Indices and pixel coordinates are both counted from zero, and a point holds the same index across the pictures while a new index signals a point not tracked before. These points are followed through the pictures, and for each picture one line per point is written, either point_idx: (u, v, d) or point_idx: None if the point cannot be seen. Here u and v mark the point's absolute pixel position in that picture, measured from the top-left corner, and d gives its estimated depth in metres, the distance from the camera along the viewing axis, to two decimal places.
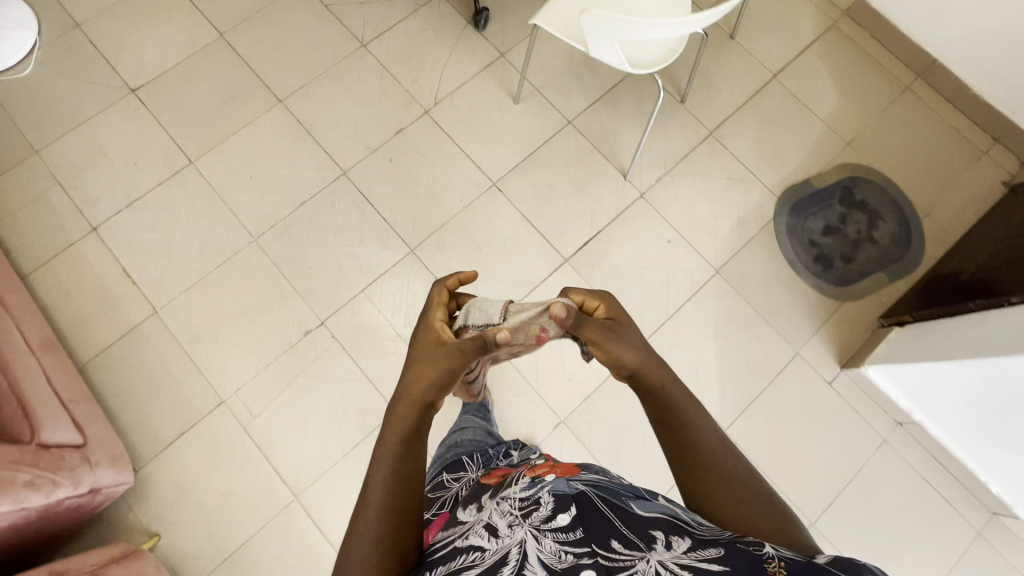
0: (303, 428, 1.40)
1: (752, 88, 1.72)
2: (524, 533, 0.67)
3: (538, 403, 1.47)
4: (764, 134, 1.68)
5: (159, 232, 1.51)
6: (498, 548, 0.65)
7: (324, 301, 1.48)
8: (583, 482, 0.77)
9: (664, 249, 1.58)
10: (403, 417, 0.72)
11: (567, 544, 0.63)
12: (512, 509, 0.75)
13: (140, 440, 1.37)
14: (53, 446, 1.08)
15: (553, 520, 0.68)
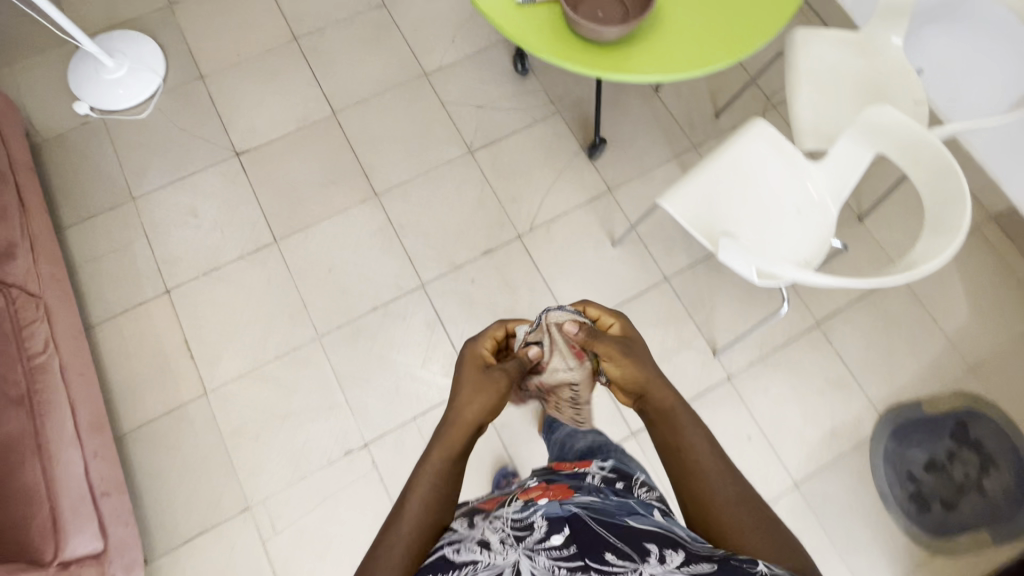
0: (322, 557, 1.32)
1: (873, 282, 1.56)
2: (518, 554, 0.65)
3: None
4: (875, 338, 1.52)
5: (229, 308, 1.48)
6: (494, 564, 0.64)
7: (372, 421, 1.41)
8: (576, 504, 0.77)
9: (742, 445, 1.43)
10: (451, 439, 0.82)
11: (561, 560, 0.64)
12: (506, 526, 0.73)
13: (160, 529, 1.32)
14: (72, 563, 1.06)
15: (546, 540, 0.68)
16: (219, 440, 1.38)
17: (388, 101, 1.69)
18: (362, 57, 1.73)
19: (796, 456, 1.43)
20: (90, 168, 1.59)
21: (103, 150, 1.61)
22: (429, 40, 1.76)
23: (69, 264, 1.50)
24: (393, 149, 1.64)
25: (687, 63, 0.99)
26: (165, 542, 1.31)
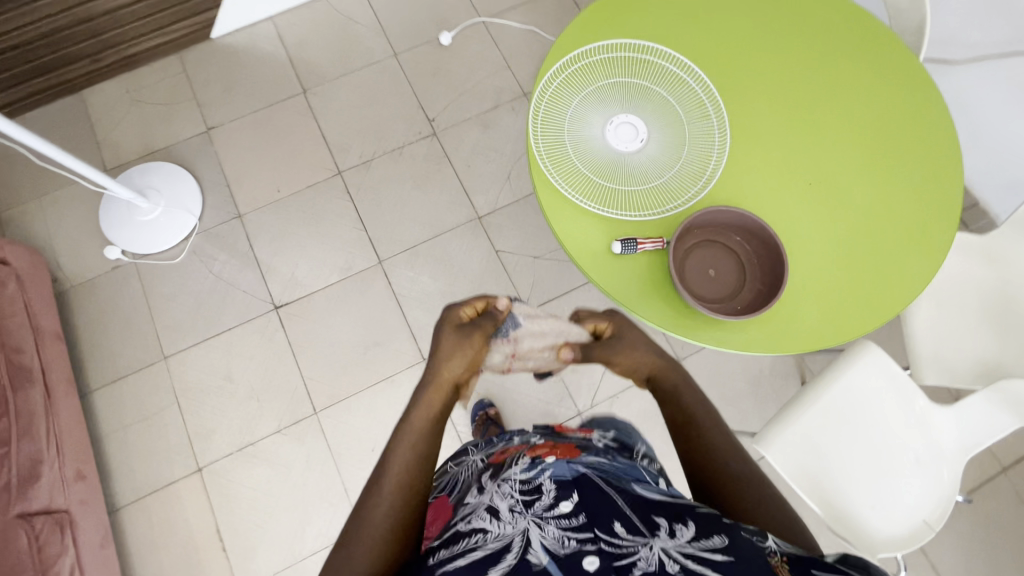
0: None
1: (972, 478, 1.40)
2: (528, 524, 0.76)
3: None
4: (974, 545, 1.37)
5: (264, 491, 1.37)
6: (502, 536, 0.74)
7: None
8: (583, 464, 0.88)
9: None
10: (432, 403, 0.90)
11: (571, 530, 0.73)
12: (517, 491, 0.83)
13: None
14: None
15: (556, 507, 0.78)
16: None
17: (439, 248, 1.58)
18: (410, 196, 1.62)
19: None
20: (119, 320, 1.49)
21: (133, 299, 1.50)
22: (482, 177, 1.64)
23: (96, 436, 1.39)
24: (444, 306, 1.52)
25: (802, 345, 0.87)
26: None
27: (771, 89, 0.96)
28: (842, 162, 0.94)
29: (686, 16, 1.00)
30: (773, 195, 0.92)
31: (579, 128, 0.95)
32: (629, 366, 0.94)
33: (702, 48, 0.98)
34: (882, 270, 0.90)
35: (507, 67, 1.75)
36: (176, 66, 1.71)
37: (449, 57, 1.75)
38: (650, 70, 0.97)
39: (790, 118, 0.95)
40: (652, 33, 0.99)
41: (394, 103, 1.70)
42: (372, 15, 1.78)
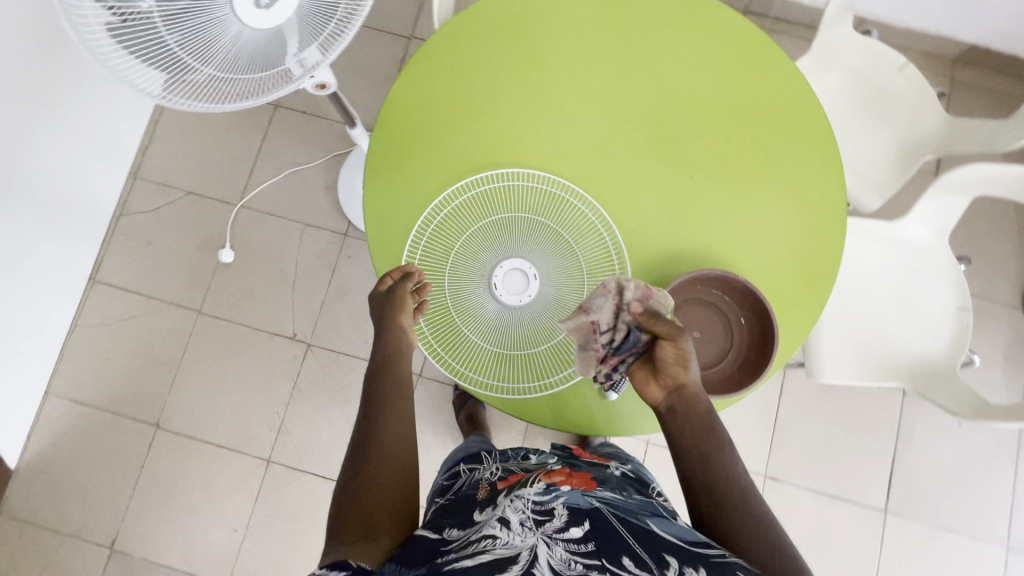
0: None
1: None
2: (537, 539, 0.61)
3: None
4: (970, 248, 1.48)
5: None
6: (512, 545, 0.59)
7: None
8: (599, 499, 0.71)
9: (962, 435, 1.42)
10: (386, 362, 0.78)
11: (579, 555, 0.59)
12: (530, 506, 0.67)
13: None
14: None
15: (566, 531, 0.63)
16: None
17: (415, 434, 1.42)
18: (347, 419, 1.43)
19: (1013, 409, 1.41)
20: None
21: None
22: None
23: None
24: None
25: (808, 260, 0.87)
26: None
27: (597, 122, 0.88)
28: (679, 110, 0.89)
29: (470, 109, 0.89)
30: (668, 227, 0.86)
31: (463, 302, 0.84)
32: (681, 355, 0.73)
33: (507, 129, 0.88)
34: (793, 145, 0.89)
35: (304, 225, 1.51)
36: (13, 529, 1.38)
37: (248, 266, 1.49)
38: (475, 191, 0.87)
39: (631, 135, 0.88)
40: (452, 151, 0.88)
41: (246, 356, 1.46)
42: (138, 298, 1.48)
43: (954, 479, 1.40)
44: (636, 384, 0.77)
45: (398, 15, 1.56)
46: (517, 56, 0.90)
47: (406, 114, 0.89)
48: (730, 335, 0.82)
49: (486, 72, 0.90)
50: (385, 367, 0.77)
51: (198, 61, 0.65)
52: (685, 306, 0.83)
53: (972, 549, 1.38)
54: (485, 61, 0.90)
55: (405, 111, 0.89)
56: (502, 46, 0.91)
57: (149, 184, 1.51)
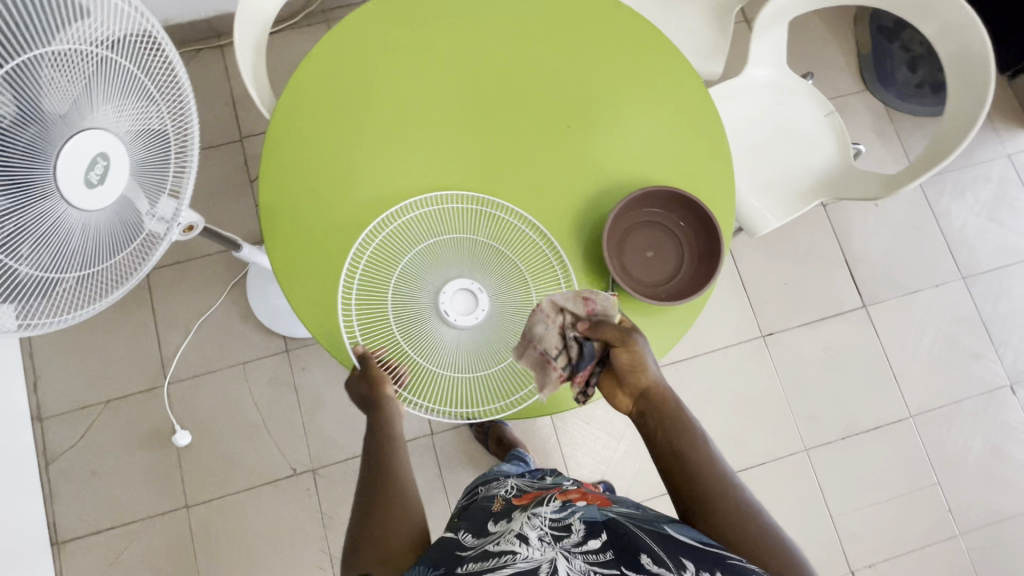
0: None
1: None
2: (557, 552, 0.63)
3: (987, 394, 1.50)
4: (803, 63, 1.65)
5: None
6: (531, 559, 0.62)
7: (831, 558, 1.40)
8: (616, 509, 0.71)
9: (884, 212, 1.58)
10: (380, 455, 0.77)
11: (598, 564, 0.61)
12: (548, 522, 0.68)
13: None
14: None
15: (585, 543, 0.64)
16: None
17: (461, 487, 1.39)
18: None
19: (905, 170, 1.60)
20: None
21: None
22: None
23: None
24: None
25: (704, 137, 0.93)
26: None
27: (467, 113, 0.90)
28: (528, 74, 0.92)
29: (345, 156, 0.88)
30: (575, 176, 0.89)
31: (423, 344, 0.81)
32: (637, 362, 0.74)
33: (389, 157, 0.88)
34: (636, 56, 0.94)
35: (244, 364, 1.42)
36: None
37: (211, 433, 1.38)
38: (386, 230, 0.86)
39: (502, 111, 0.90)
40: (347, 202, 0.87)
41: (259, 519, 1.36)
42: (116, 531, 1.33)
43: (897, 250, 1.57)
44: (606, 392, 0.79)
45: (217, 124, 1.49)
46: (367, 87, 0.90)
47: (287, 188, 0.87)
48: (674, 246, 0.87)
49: (345, 116, 0.89)
50: (381, 434, 0.77)
51: (58, 270, 0.59)
52: (623, 243, 0.87)
53: (941, 295, 1.55)
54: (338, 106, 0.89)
55: (290, 208, 0.86)
56: (348, 84, 0.90)
57: (61, 415, 1.36)
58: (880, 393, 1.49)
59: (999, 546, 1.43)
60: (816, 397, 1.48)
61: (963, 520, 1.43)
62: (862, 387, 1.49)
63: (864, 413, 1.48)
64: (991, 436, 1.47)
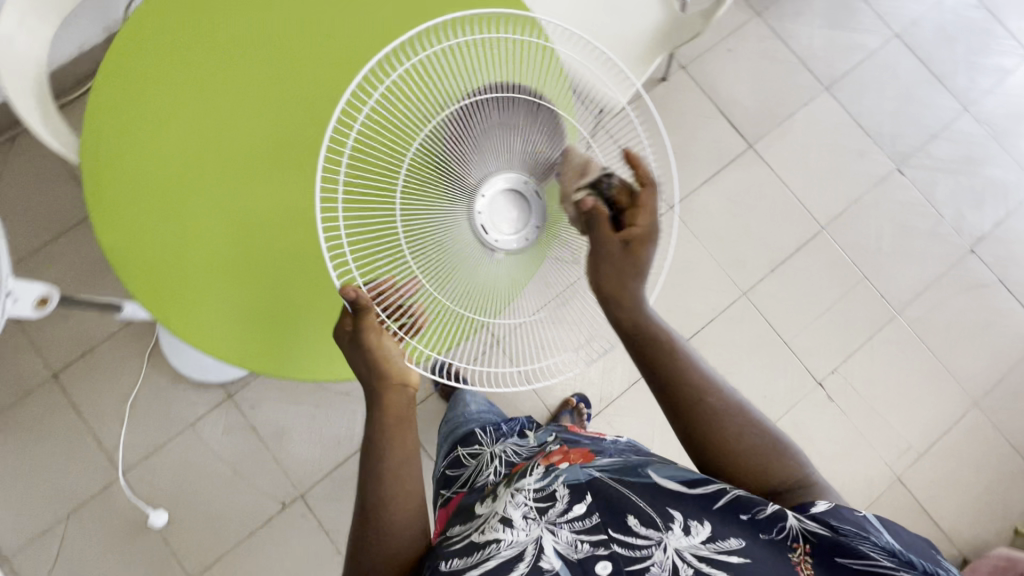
0: (911, 396, 1.50)
1: None
2: (542, 530, 0.60)
3: (881, 184, 1.60)
4: None
5: None
6: (515, 544, 0.59)
7: (797, 378, 1.49)
8: (597, 466, 0.69)
9: (738, 54, 1.63)
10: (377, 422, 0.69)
11: (585, 533, 0.59)
12: (530, 497, 0.65)
13: (948, 552, 1.41)
14: None
15: (568, 512, 0.62)
16: None
17: None
18: None
19: (743, 8, 1.64)
20: None
21: None
22: (354, 422, 1.41)
23: None
24: None
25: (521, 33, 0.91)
26: (956, 542, 1.42)
27: (283, 95, 0.88)
28: (329, 31, 0.89)
29: (178, 189, 0.86)
30: None
31: (452, 267, 0.77)
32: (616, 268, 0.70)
33: (223, 174, 0.87)
34: None
35: (192, 424, 1.37)
36: None
37: (186, 502, 1.34)
38: (253, 241, 0.87)
39: (312, 82, 0.88)
40: (202, 232, 0.86)
41: (266, 561, 1.34)
42: None
43: (762, 83, 1.63)
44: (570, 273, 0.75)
45: (64, 202, 1.40)
46: (168, 114, 0.86)
47: (135, 244, 0.85)
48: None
49: (159, 151, 0.86)
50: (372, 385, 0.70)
51: None
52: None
53: (813, 110, 1.62)
54: (148, 144, 0.86)
55: (143, 241, 0.85)
56: (148, 118, 0.86)
57: (25, 546, 1.30)
58: (789, 218, 1.57)
59: (934, 310, 1.54)
60: (736, 243, 1.55)
61: (897, 301, 1.54)
62: (772, 220, 1.57)
63: (782, 241, 1.56)
64: (894, 219, 1.58)
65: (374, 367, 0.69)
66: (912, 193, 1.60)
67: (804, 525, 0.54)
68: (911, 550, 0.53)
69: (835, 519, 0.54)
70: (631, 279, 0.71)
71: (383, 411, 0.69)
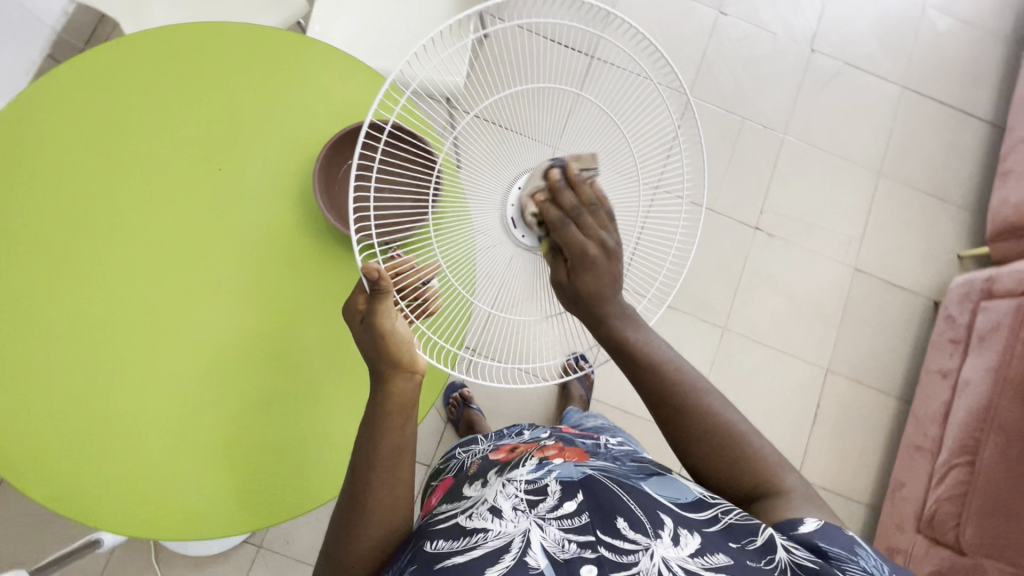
0: (831, 196, 1.61)
1: None
2: (530, 523, 0.59)
3: (715, 31, 1.66)
4: None
5: (761, 401, 1.49)
6: (504, 535, 0.58)
7: (738, 235, 1.57)
8: (592, 466, 0.68)
9: None
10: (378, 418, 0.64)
11: (573, 532, 0.58)
12: (521, 488, 0.64)
13: (921, 304, 1.56)
14: (1015, 295, 1.23)
15: (559, 507, 0.61)
16: (846, 324, 1.54)
17: None
18: None
19: None
20: None
21: None
22: None
23: None
24: (527, 419, 1.46)
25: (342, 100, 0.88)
26: (923, 292, 1.57)
27: (135, 263, 0.82)
28: (151, 183, 0.83)
29: (92, 416, 0.78)
30: (261, 231, 0.84)
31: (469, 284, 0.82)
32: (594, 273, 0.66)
33: (122, 368, 0.79)
34: (217, 86, 0.86)
35: None
36: None
37: None
38: (198, 398, 0.80)
39: (157, 239, 0.82)
40: (145, 431, 0.79)
41: None
42: None
43: None
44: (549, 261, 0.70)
45: None
46: (36, 356, 0.78)
47: (98, 495, 0.77)
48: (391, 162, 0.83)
49: (49, 401, 0.77)
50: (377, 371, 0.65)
51: None
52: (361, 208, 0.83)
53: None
54: (34, 405, 0.77)
55: (76, 471, 0.77)
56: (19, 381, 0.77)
57: None
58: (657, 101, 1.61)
59: (812, 113, 1.65)
60: None
61: (780, 124, 1.64)
62: None
63: None
64: (741, 55, 1.66)
65: (385, 348, 0.64)
66: (743, 25, 1.68)
67: (793, 561, 0.54)
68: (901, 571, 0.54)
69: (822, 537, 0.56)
70: (610, 288, 0.68)
71: (385, 400, 0.65)
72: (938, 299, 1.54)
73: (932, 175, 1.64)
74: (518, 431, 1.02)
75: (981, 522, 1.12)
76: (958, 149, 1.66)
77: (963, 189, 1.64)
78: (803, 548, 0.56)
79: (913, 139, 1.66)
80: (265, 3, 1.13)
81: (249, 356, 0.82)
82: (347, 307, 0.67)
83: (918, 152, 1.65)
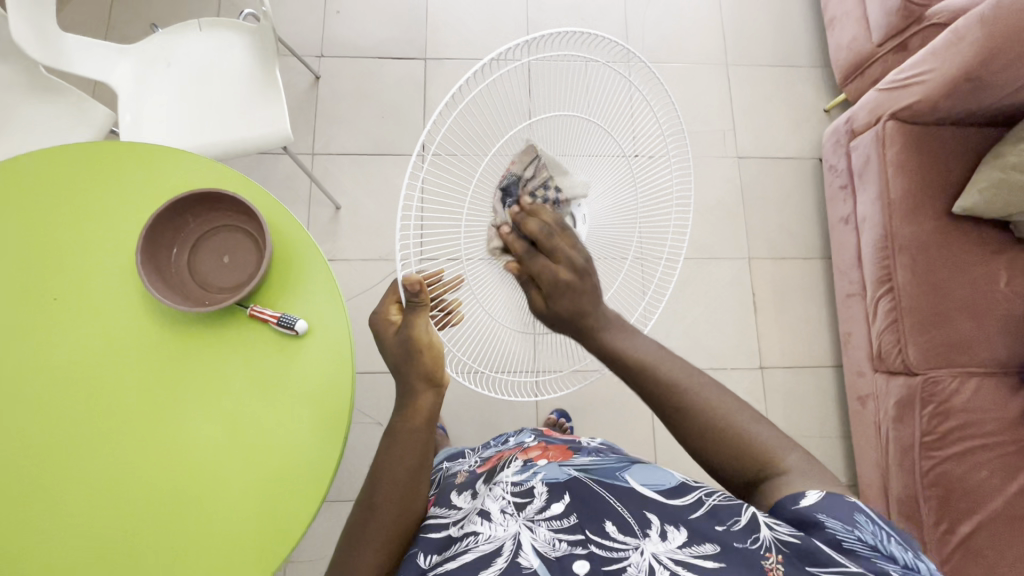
0: (693, 100, 1.66)
1: (140, 12, 1.57)
2: (519, 527, 0.59)
3: None
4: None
5: (703, 310, 1.52)
6: (494, 539, 0.58)
7: None
8: (574, 467, 0.71)
9: (345, 8, 1.64)
10: (413, 436, 0.65)
11: (562, 532, 0.58)
12: (508, 491, 0.65)
13: (811, 167, 1.62)
14: (874, 126, 1.27)
15: (547, 510, 0.61)
16: (750, 210, 1.58)
17: None
18: None
19: None
20: None
21: None
22: None
23: (851, 435, 1.45)
24: (492, 415, 1.46)
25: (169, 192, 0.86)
26: (808, 154, 1.63)
27: (32, 414, 0.80)
28: (24, 330, 0.82)
29: (123, 556, 0.76)
30: (144, 340, 0.82)
31: None
32: (567, 292, 0.65)
33: (120, 507, 0.78)
34: (46, 219, 0.85)
35: None
36: None
37: None
38: (142, 506, 0.78)
39: (49, 382, 0.81)
40: (168, 522, 0.77)
41: None
42: None
43: (384, 9, 1.64)
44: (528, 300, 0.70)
45: None
46: None
47: None
48: (224, 231, 0.83)
49: None
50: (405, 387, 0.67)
51: None
52: (207, 285, 0.83)
53: None
54: None
55: None
56: None
57: None
58: None
59: (646, 33, 1.70)
60: None
61: None
62: None
63: None
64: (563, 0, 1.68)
65: (415, 359, 0.65)
66: None
67: (777, 540, 0.50)
68: (892, 541, 0.50)
69: (816, 512, 0.51)
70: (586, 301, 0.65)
71: (408, 420, 0.65)
72: (821, 156, 1.59)
73: (775, 48, 1.70)
74: (504, 439, 1.05)
75: (919, 339, 1.15)
76: (788, 15, 1.73)
77: (808, 49, 1.70)
78: (788, 522, 0.53)
79: (746, 22, 1.72)
80: (69, 124, 1.13)
81: (183, 376, 0.81)
82: (380, 314, 0.70)
83: (755, 33, 1.71)
